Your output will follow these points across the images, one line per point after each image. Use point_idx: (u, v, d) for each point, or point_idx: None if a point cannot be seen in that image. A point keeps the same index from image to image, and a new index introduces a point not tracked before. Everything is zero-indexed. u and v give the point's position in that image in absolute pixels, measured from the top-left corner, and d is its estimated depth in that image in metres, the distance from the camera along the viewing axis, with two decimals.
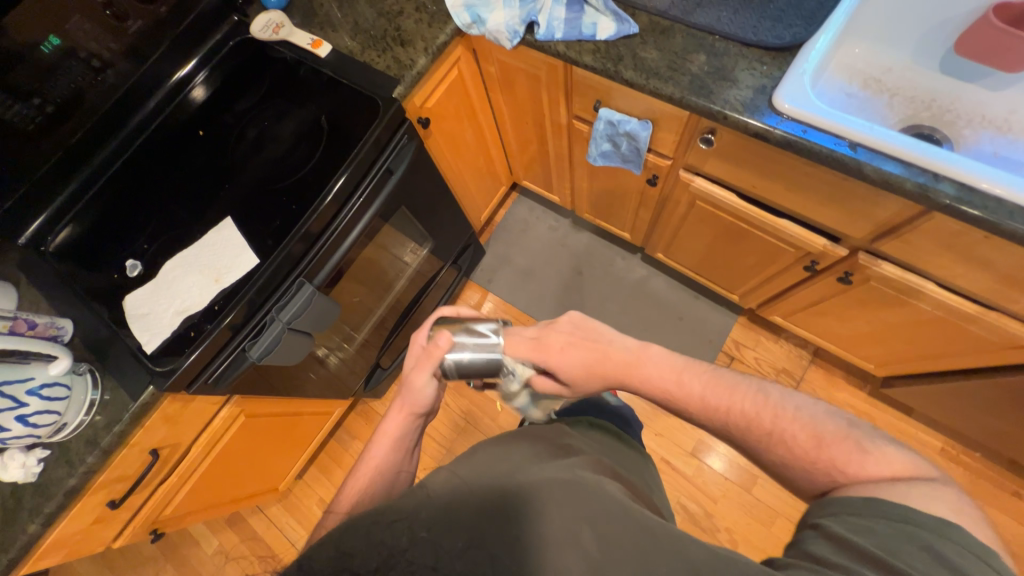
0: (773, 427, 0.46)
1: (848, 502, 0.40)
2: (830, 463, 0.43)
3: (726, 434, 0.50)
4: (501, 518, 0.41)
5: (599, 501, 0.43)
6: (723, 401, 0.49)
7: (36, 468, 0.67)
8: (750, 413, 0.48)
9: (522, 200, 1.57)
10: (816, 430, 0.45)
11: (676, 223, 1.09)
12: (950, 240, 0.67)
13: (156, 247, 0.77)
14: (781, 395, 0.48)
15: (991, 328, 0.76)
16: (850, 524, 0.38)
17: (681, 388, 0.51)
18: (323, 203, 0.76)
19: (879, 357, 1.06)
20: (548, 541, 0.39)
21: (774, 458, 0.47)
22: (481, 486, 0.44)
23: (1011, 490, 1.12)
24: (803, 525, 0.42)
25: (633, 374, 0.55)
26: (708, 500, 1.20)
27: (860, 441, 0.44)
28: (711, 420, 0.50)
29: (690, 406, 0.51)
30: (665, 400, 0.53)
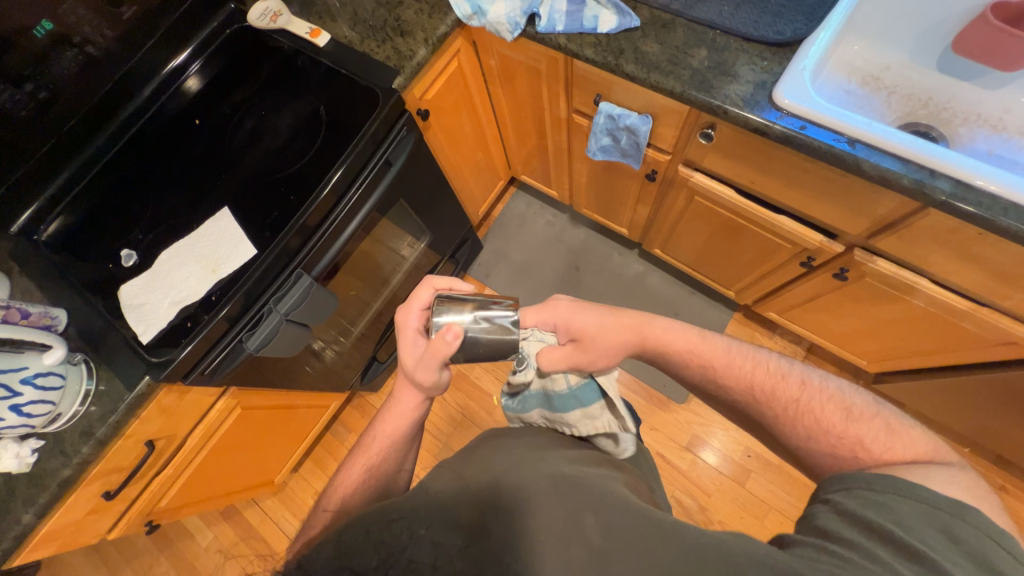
0: (801, 392, 0.51)
1: (862, 477, 0.42)
2: (858, 437, 0.46)
3: (753, 397, 0.52)
4: (501, 511, 0.42)
5: (602, 493, 0.45)
6: (748, 361, 0.54)
7: (30, 458, 0.66)
8: (777, 375, 0.52)
9: (520, 194, 1.57)
10: (841, 401, 0.49)
11: (674, 218, 1.10)
12: (943, 236, 0.68)
13: (152, 237, 0.76)
14: (806, 369, 0.53)
15: (982, 324, 0.77)
16: (862, 498, 0.40)
17: (706, 345, 0.55)
18: (322, 193, 0.76)
19: (872, 353, 1.07)
20: (549, 534, 0.40)
21: (803, 427, 0.49)
22: (478, 480, 0.45)
23: (998, 484, 1.14)
24: (817, 498, 0.44)
25: (657, 338, 0.57)
26: (702, 493, 1.22)
27: (888, 420, 0.47)
28: (740, 381, 0.53)
29: (716, 364, 0.54)
30: (692, 361, 0.56)
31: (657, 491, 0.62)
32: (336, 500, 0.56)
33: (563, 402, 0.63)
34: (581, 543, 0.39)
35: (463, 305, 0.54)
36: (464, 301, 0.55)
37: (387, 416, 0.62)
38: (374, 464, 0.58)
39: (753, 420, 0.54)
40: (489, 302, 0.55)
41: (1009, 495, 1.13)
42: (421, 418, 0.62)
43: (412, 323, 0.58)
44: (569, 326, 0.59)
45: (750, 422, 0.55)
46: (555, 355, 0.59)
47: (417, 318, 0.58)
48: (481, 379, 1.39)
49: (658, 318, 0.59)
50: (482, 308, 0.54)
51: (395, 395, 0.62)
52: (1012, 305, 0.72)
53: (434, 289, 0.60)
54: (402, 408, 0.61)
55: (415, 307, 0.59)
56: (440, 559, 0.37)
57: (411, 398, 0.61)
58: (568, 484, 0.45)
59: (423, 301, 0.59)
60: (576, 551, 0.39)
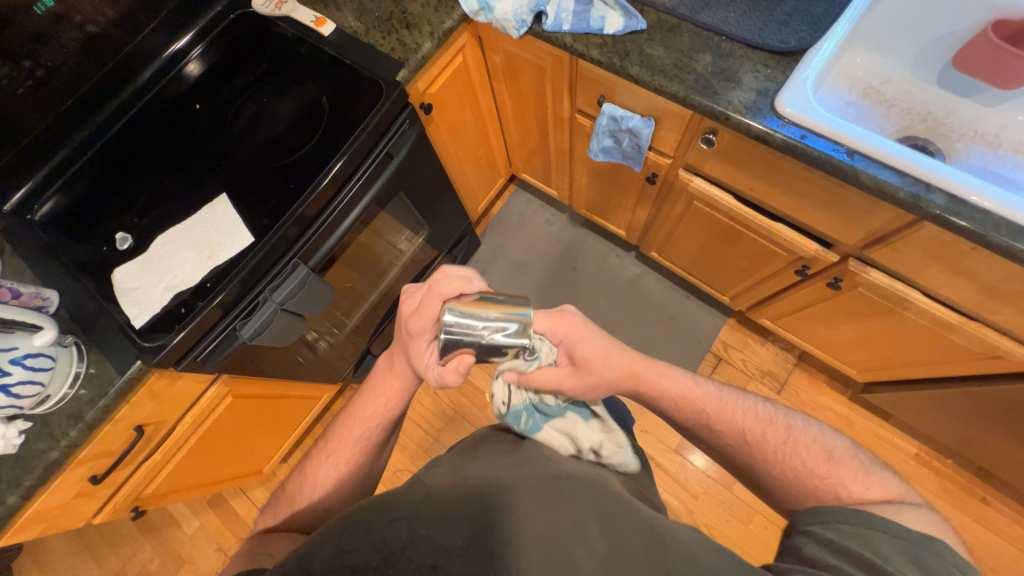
0: (789, 435, 0.52)
1: (839, 512, 0.45)
2: (840, 478, 0.48)
3: (744, 440, 0.53)
4: (501, 512, 0.43)
5: (605, 499, 0.46)
6: (740, 406, 0.55)
7: (17, 439, 0.66)
8: (767, 419, 0.54)
9: (519, 192, 1.57)
10: (825, 445, 0.51)
11: (673, 222, 1.11)
12: (936, 249, 0.69)
13: (147, 221, 0.76)
14: (793, 413, 0.55)
15: (971, 338, 0.79)
16: (840, 531, 0.43)
17: (700, 390, 0.57)
18: (321, 183, 0.75)
19: (862, 363, 1.09)
20: (552, 539, 0.41)
21: (789, 468, 0.51)
22: (477, 481, 0.46)
23: (979, 495, 1.16)
24: (795, 531, 0.47)
25: (653, 381, 0.57)
26: (690, 496, 1.23)
27: (864, 461, 0.49)
28: (731, 425, 0.54)
29: (708, 408, 0.55)
30: (686, 405, 0.56)
31: (648, 491, 0.62)
32: (337, 471, 0.58)
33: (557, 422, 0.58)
34: (585, 548, 0.40)
35: (470, 305, 0.48)
36: (472, 301, 0.49)
37: (376, 394, 0.60)
38: (367, 440, 0.59)
39: (737, 462, 0.55)
40: (500, 301, 0.48)
41: (989, 506, 1.15)
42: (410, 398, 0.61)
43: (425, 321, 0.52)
44: (573, 348, 0.56)
45: (734, 463, 0.56)
46: (548, 375, 0.55)
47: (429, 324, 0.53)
48: (474, 376, 1.40)
49: (655, 363, 0.59)
50: (492, 308, 0.48)
51: (386, 372, 0.60)
52: (999, 320, 0.73)
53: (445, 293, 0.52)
54: (392, 389, 0.60)
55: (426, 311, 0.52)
56: (439, 558, 0.38)
57: (402, 379, 0.59)
58: (572, 486, 0.47)
59: (432, 312, 0.52)
60: (579, 556, 0.39)
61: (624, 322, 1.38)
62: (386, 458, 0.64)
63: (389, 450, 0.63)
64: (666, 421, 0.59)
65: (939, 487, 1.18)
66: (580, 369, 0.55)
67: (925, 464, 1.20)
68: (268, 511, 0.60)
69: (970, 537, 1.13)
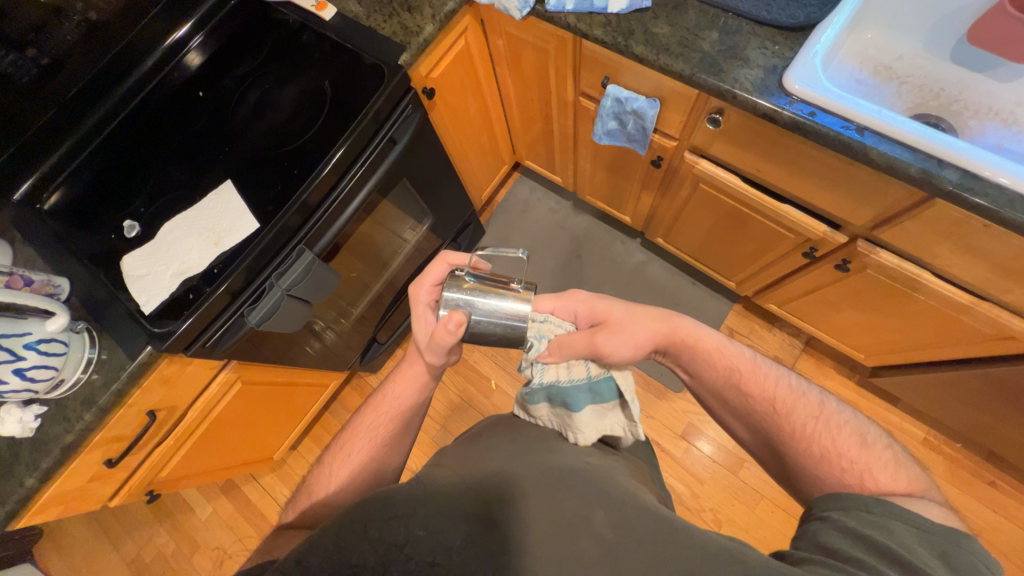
0: (821, 412, 0.53)
1: (860, 500, 0.45)
2: (868, 466, 0.48)
3: (774, 408, 0.54)
4: (507, 505, 0.44)
5: (610, 488, 0.47)
6: (773, 375, 0.57)
7: (33, 423, 0.68)
8: (800, 393, 0.55)
9: (523, 179, 1.56)
10: (858, 430, 0.51)
11: (678, 207, 1.10)
12: (948, 228, 0.67)
13: (153, 210, 0.76)
14: (825, 395, 0.56)
15: (983, 319, 0.77)
16: (861, 519, 0.43)
17: (733, 348, 0.60)
18: (323, 171, 0.75)
19: (870, 347, 1.08)
20: (559, 527, 0.42)
21: (817, 446, 0.51)
22: (477, 480, 0.47)
23: (988, 479, 1.15)
24: (812, 517, 0.47)
25: (686, 338, 0.61)
26: (696, 481, 1.23)
27: (899, 455, 0.49)
28: (762, 390, 0.56)
29: (741, 365, 0.58)
30: (719, 359, 0.59)
31: (650, 473, 0.64)
32: (354, 462, 0.58)
33: (574, 399, 0.56)
34: (590, 536, 0.41)
35: (472, 279, 0.55)
36: (475, 277, 0.55)
37: (394, 384, 0.63)
38: (384, 429, 0.61)
39: (765, 434, 0.56)
40: (503, 284, 0.55)
41: (999, 490, 1.14)
42: (431, 389, 0.64)
43: (420, 299, 0.60)
44: (592, 313, 0.60)
45: (761, 436, 0.56)
46: (580, 341, 0.56)
47: (428, 292, 0.60)
48: (479, 363, 1.40)
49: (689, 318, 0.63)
50: (489, 290, 0.54)
51: (403, 362, 0.64)
52: (1012, 299, 0.72)
53: (447, 265, 0.61)
54: (410, 378, 0.62)
55: (420, 294, 0.60)
56: (438, 556, 0.38)
57: (421, 368, 0.62)
58: (575, 477, 0.48)
59: (436, 275, 0.60)
60: (585, 544, 0.40)
61: None
62: (405, 455, 0.63)
63: (409, 444, 0.63)
64: (697, 383, 0.61)
65: (948, 471, 1.17)
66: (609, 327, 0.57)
67: (934, 448, 1.19)
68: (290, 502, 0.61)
69: (978, 519, 1.12)
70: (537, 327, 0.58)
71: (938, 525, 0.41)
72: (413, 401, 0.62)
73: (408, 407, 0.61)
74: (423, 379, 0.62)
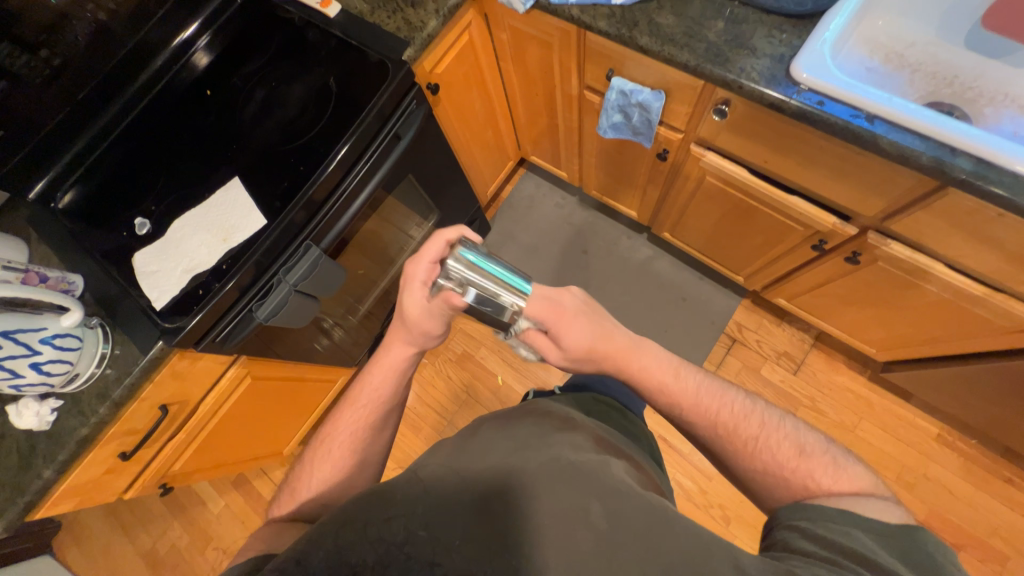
0: (762, 430, 0.53)
1: (825, 510, 0.45)
2: (808, 471, 0.49)
3: (718, 433, 0.54)
4: (506, 497, 0.43)
5: (607, 478, 0.45)
6: (716, 400, 0.55)
7: (50, 417, 0.70)
8: (742, 413, 0.54)
9: (528, 175, 1.55)
10: (796, 437, 0.52)
11: (685, 200, 1.09)
12: (960, 218, 0.66)
13: (163, 207, 0.77)
14: (767, 408, 0.55)
15: (997, 311, 0.76)
16: (827, 526, 0.44)
17: (677, 381, 0.56)
18: (327, 169, 0.75)
19: (881, 341, 1.06)
20: (552, 517, 0.41)
21: (759, 461, 0.51)
22: (474, 474, 0.46)
23: (1004, 476, 1.13)
24: (778, 525, 0.47)
25: (626, 366, 0.58)
26: (703, 477, 1.22)
27: (835, 456, 0.51)
28: (705, 418, 0.54)
29: (684, 403, 0.55)
30: (663, 395, 0.56)
31: (650, 465, 0.64)
32: (346, 447, 0.61)
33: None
34: (588, 528, 0.40)
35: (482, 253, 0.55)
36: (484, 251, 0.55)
37: (375, 369, 0.65)
38: (369, 417, 0.62)
39: (712, 453, 0.56)
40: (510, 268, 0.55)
41: (1015, 487, 1.12)
42: (414, 367, 0.66)
43: (416, 278, 0.58)
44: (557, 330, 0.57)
45: (711, 456, 0.57)
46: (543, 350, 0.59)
47: (425, 272, 0.58)
48: (486, 359, 1.40)
49: (629, 339, 0.59)
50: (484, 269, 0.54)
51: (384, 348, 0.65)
52: None
53: (445, 243, 0.57)
54: (392, 360, 0.64)
55: (416, 272, 0.58)
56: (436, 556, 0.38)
57: (402, 350, 0.64)
58: (571, 466, 0.46)
59: (434, 253, 0.57)
60: (582, 536, 0.40)
61: (635, 304, 1.37)
62: (394, 432, 0.66)
63: (395, 424, 0.66)
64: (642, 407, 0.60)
65: (962, 467, 1.15)
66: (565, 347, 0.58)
67: (948, 444, 1.17)
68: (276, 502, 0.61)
69: (992, 516, 1.10)
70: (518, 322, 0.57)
71: (891, 524, 0.43)
72: (397, 381, 0.64)
73: (392, 390, 0.64)
74: (408, 359, 0.65)
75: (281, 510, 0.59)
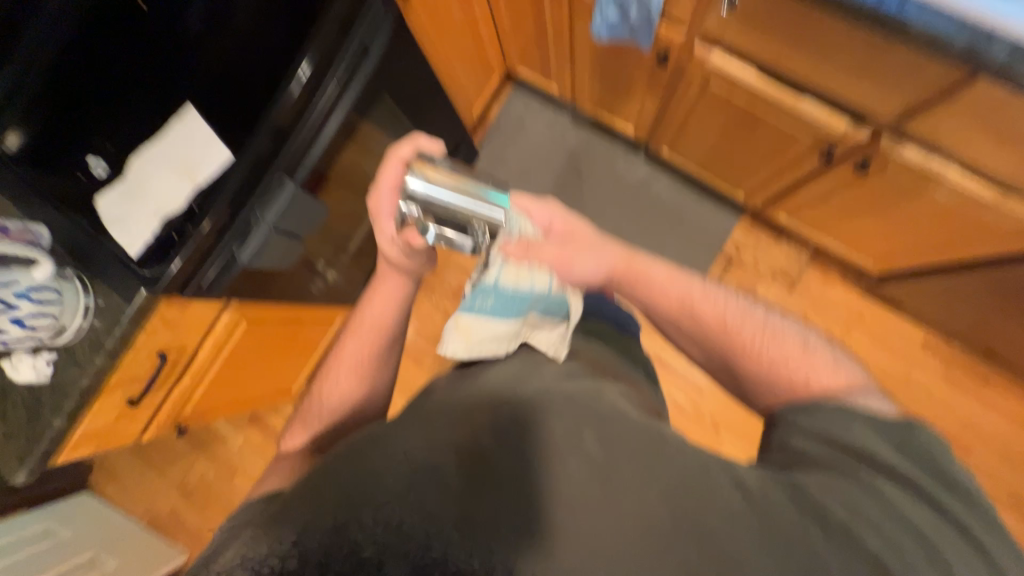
0: (765, 325, 0.55)
1: (825, 407, 0.46)
2: (811, 366, 0.50)
3: (721, 327, 0.55)
4: (498, 431, 0.43)
5: (600, 409, 0.46)
6: (721, 297, 0.57)
7: (48, 369, 0.69)
8: (747, 311, 0.56)
9: (517, 92, 1.43)
10: (804, 334, 0.53)
11: (686, 111, 1.01)
12: (983, 112, 0.61)
13: (117, 142, 0.69)
14: (772, 311, 0.57)
15: (1005, 214, 0.74)
16: (819, 417, 0.46)
17: (683, 280, 0.59)
18: (290, 91, 0.69)
19: (880, 253, 1.05)
20: (550, 449, 0.42)
21: (761, 355, 0.52)
22: (466, 413, 0.46)
23: (981, 375, 1.19)
24: (779, 423, 0.49)
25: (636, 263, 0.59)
26: (696, 391, 1.28)
27: (840, 356, 0.51)
28: (712, 310, 0.56)
29: (688, 297, 0.57)
30: (668, 291, 0.58)
31: (642, 383, 0.66)
32: (353, 377, 0.63)
33: (520, 303, 0.60)
34: (581, 455, 0.41)
35: (439, 176, 0.52)
36: (442, 171, 0.53)
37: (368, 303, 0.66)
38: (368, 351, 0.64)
39: (715, 354, 0.57)
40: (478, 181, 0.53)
41: (990, 385, 1.18)
42: (412, 297, 0.67)
43: (381, 212, 0.58)
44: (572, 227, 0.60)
45: (714, 358, 0.57)
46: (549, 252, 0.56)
47: (388, 203, 0.57)
48: None
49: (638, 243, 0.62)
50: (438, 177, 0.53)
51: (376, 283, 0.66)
52: None
53: (399, 164, 0.57)
54: (386, 295, 0.65)
55: (380, 204, 0.57)
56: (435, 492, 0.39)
57: (393, 284, 0.65)
58: (563, 399, 0.47)
59: (392, 180, 0.56)
60: (576, 466, 0.40)
61: (632, 228, 1.34)
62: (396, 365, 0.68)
63: (397, 357, 0.67)
64: (648, 311, 0.61)
65: (942, 370, 1.20)
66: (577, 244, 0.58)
67: (932, 349, 1.22)
68: (288, 432, 0.63)
69: (965, 412, 1.18)
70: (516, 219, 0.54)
71: (897, 423, 0.44)
72: (395, 310, 0.65)
73: (388, 324, 0.64)
74: (403, 288, 0.65)
75: (294, 442, 0.61)
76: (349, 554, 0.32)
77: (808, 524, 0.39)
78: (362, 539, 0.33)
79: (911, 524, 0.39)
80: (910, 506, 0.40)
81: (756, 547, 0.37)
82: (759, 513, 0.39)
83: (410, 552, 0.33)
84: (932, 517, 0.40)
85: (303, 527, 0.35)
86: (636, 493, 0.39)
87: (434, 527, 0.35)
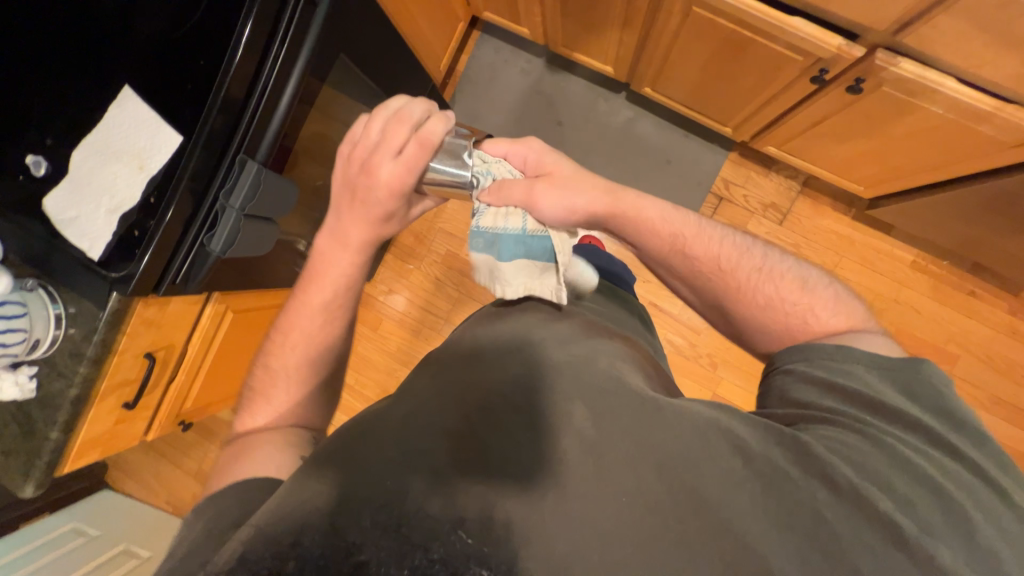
0: (763, 263, 0.57)
1: (823, 349, 0.51)
2: (810, 306, 0.55)
3: (720, 268, 0.57)
4: (490, 415, 0.41)
5: (594, 380, 0.45)
6: (716, 235, 0.59)
7: (31, 384, 0.67)
8: (743, 249, 0.58)
9: (485, 38, 1.33)
10: (799, 274, 0.57)
11: (668, 44, 0.95)
12: (986, 16, 0.58)
13: (55, 134, 0.63)
14: (767, 246, 0.60)
15: (1001, 126, 0.71)
16: (820, 365, 0.50)
17: (677, 217, 0.59)
18: (234, 59, 0.60)
19: (871, 177, 1.03)
20: (556, 432, 0.40)
21: (763, 295, 0.56)
22: (460, 390, 0.44)
23: (967, 290, 1.21)
24: (778, 370, 0.54)
25: (624, 212, 0.58)
26: (692, 333, 1.30)
27: (837, 291, 0.56)
28: (710, 252, 0.57)
29: (686, 233, 0.58)
30: (665, 229, 0.58)
31: (640, 340, 0.65)
32: (309, 352, 0.59)
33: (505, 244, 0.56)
34: (576, 437, 0.40)
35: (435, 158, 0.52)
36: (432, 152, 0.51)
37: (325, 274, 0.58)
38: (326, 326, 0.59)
39: (712, 297, 0.60)
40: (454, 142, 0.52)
41: (976, 298, 1.21)
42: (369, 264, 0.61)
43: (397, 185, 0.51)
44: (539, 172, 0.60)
45: (712, 303, 0.61)
46: (521, 188, 0.57)
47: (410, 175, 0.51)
48: None
49: (631, 189, 0.60)
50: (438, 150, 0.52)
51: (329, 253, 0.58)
52: None
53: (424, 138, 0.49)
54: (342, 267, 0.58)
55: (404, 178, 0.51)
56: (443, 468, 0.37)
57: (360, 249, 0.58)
58: (553, 374, 0.45)
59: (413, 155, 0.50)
60: (569, 444, 0.39)
61: (620, 175, 1.29)
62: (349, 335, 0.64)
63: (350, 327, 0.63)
64: (639, 252, 0.61)
65: (931, 288, 1.22)
66: (546, 182, 0.58)
67: (921, 269, 1.23)
68: (244, 410, 0.58)
69: (953, 326, 1.21)
70: (487, 164, 0.58)
71: (899, 359, 0.49)
72: (355, 276, 0.59)
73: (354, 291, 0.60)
74: (363, 255, 0.58)
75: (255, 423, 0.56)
76: (348, 558, 0.33)
77: (814, 487, 0.39)
78: (359, 541, 0.33)
79: (909, 466, 0.41)
80: (914, 453, 0.42)
81: (757, 514, 0.38)
82: (762, 480, 0.39)
83: (410, 555, 0.33)
84: (937, 461, 0.42)
85: (301, 528, 0.34)
86: (642, 476, 0.38)
87: (431, 523, 0.34)
